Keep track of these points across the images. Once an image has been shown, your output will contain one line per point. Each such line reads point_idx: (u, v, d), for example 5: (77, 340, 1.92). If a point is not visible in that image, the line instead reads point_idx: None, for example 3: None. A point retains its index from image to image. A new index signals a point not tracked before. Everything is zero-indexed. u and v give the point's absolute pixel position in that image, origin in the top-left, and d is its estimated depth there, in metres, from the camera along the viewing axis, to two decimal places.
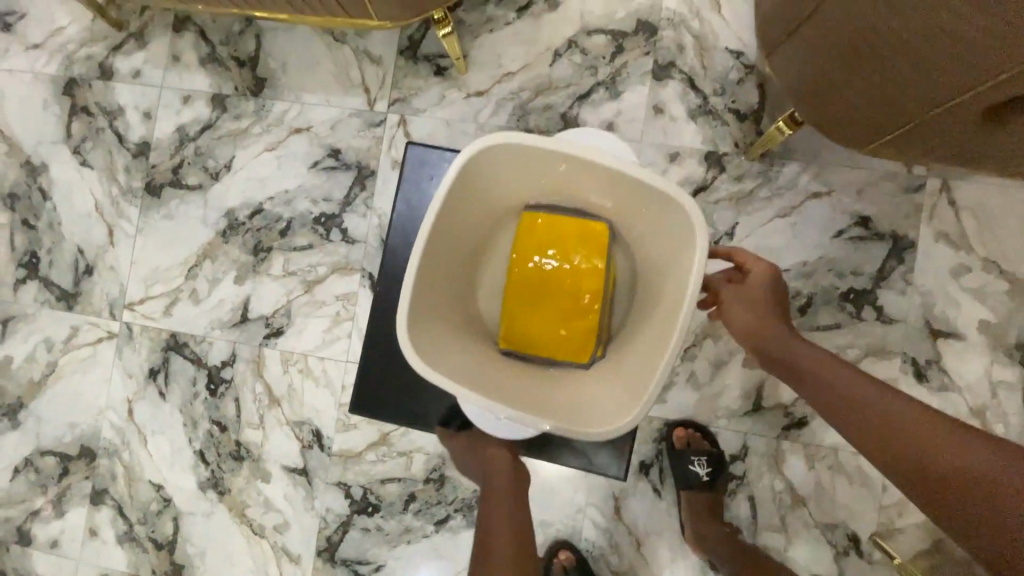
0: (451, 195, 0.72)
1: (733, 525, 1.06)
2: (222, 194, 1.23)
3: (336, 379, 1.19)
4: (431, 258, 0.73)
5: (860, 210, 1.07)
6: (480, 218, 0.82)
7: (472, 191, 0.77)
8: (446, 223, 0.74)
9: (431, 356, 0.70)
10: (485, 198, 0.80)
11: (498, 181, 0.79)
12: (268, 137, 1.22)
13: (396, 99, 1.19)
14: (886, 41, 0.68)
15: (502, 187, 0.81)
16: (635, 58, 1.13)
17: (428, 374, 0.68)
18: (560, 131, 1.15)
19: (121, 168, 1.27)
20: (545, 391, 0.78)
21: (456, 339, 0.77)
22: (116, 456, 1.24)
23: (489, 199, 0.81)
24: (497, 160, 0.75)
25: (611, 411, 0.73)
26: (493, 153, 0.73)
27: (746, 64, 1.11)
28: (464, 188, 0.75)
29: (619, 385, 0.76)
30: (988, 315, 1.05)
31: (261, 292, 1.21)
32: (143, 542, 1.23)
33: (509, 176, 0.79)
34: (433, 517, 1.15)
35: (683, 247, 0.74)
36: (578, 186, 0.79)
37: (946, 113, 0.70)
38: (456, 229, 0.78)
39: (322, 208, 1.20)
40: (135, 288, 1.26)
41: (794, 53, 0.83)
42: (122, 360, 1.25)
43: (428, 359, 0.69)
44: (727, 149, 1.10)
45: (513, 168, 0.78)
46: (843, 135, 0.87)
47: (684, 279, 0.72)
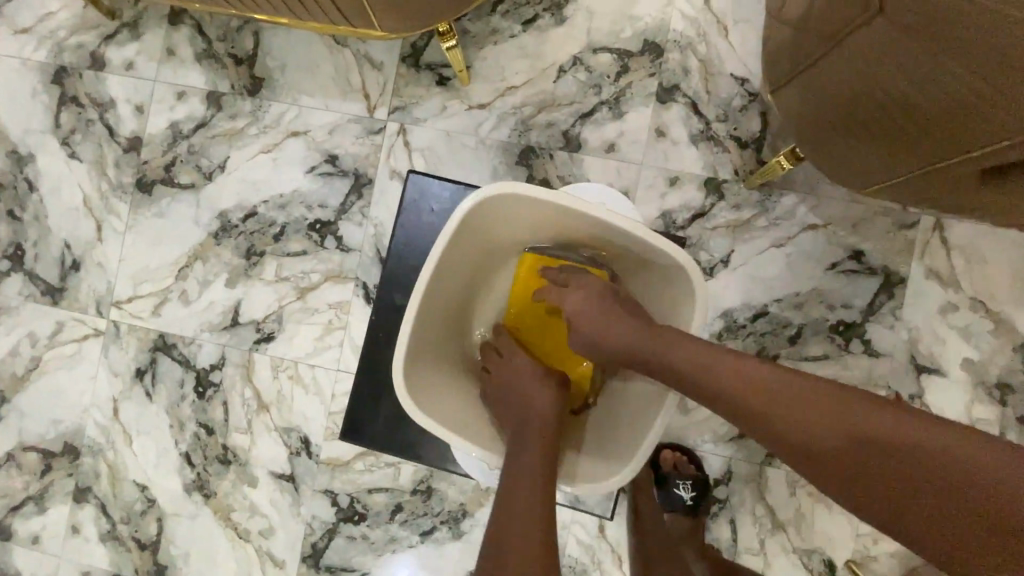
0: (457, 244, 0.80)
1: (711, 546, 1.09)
2: (215, 194, 1.21)
3: (326, 387, 1.18)
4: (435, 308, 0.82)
5: (855, 244, 1.08)
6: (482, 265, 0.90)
7: (477, 234, 0.85)
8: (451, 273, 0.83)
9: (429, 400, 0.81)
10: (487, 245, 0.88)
11: (501, 224, 0.87)
12: (263, 139, 1.20)
13: (397, 107, 1.17)
14: (891, 97, 0.67)
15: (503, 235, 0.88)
16: (640, 79, 1.12)
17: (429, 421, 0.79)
18: (561, 149, 1.14)
19: (112, 162, 1.24)
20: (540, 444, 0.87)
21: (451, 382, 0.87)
22: (100, 454, 1.24)
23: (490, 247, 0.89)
24: (501, 207, 0.82)
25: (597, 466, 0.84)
26: (498, 201, 0.80)
27: (751, 91, 1.10)
28: (468, 233, 0.83)
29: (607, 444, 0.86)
30: (972, 352, 1.07)
31: (253, 297, 1.20)
32: (126, 541, 1.23)
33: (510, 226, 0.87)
34: (419, 528, 1.16)
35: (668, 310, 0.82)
36: (578, 230, 0.87)
37: (943, 169, 0.70)
38: (458, 272, 0.87)
39: (317, 215, 1.19)
40: (123, 286, 1.24)
41: (798, 94, 0.83)
42: (108, 358, 1.23)
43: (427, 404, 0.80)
44: (727, 176, 1.11)
45: (517, 213, 0.85)
46: (843, 177, 0.87)
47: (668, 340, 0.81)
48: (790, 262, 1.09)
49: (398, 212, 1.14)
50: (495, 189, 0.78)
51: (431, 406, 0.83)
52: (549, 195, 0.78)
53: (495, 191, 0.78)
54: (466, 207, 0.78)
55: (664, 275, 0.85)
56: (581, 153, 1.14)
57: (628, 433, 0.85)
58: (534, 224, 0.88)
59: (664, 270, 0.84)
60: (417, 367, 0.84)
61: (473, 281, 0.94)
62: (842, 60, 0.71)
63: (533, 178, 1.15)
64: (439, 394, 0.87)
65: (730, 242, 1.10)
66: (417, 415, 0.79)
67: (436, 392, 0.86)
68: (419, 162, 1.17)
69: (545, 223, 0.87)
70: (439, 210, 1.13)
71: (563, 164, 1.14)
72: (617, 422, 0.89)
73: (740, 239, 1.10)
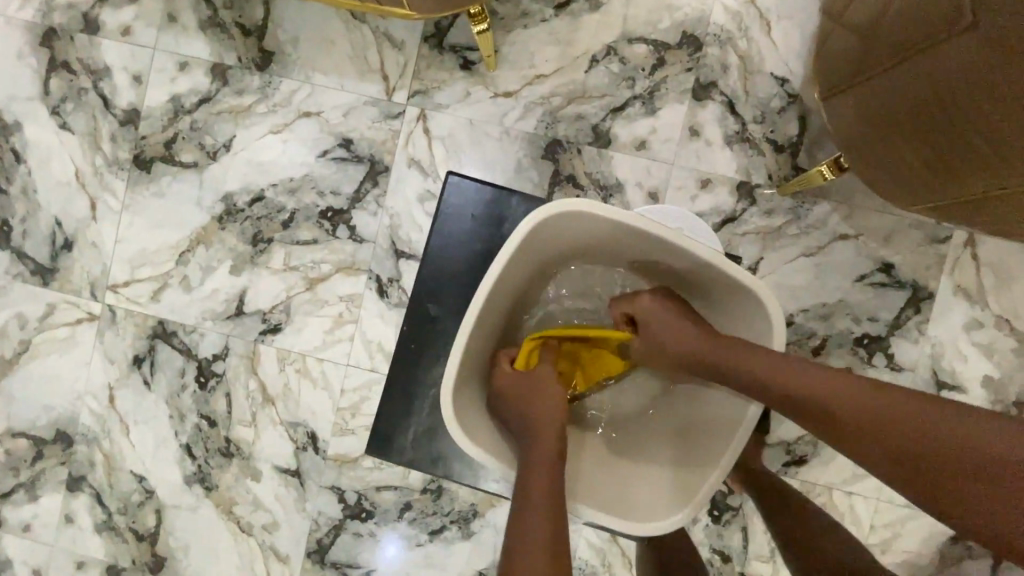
0: (512, 258, 0.78)
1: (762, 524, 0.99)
2: (219, 174, 1.14)
3: (335, 382, 1.14)
4: (480, 329, 0.81)
5: (885, 257, 1.06)
6: (527, 278, 0.88)
7: (533, 251, 0.83)
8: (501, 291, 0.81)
9: (475, 433, 0.80)
10: (538, 258, 0.86)
11: (557, 240, 0.84)
12: (273, 118, 1.13)
13: (417, 91, 1.11)
14: (960, 119, 0.64)
15: (556, 248, 0.86)
16: (676, 74, 1.07)
17: (478, 454, 0.78)
18: (590, 144, 1.09)
19: (107, 136, 1.16)
20: (598, 474, 0.87)
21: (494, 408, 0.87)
22: (95, 443, 1.19)
23: (540, 259, 0.87)
24: (561, 225, 0.80)
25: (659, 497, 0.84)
26: (559, 219, 0.78)
27: (790, 92, 1.06)
28: (525, 251, 0.80)
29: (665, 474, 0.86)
30: (993, 370, 1.06)
31: (260, 286, 1.14)
32: (123, 532, 1.19)
33: (564, 239, 0.85)
34: (427, 527, 1.14)
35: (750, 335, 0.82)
36: (637, 249, 0.85)
37: (997, 200, 0.68)
38: (509, 288, 0.85)
39: (329, 202, 1.13)
40: (120, 268, 1.17)
41: (852, 106, 0.80)
42: (104, 344, 1.17)
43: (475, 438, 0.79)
44: (760, 180, 1.07)
45: (569, 232, 0.83)
46: (890, 192, 0.83)
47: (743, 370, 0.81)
48: (819, 271, 1.07)
49: (435, 217, 1.10)
50: (557, 206, 0.76)
51: (477, 436, 0.80)
52: (615, 214, 0.76)
53: (556, 209, 0.75)
54: (531, 225, 0.75)
55: (724, 297, 0.84)
56: (611, 149, 1.09)
57: (692, 463, 0.85)
58: (591, 240, 0.86)
59: (726, 294, 0.84)
60: (465, 392, 0.82)
61: (519, 299, 0.91)
62: (910, 75, 0.68)
63: (560, 174, 1.10)
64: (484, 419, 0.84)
65: (759, 249, 1.07)
66: (469, 446, 0.77)
67: (481, 417, 0.84)
68: (438, 151, 1.11)
69: (604, 240, 0.85)
70: (480, 217, 1.08)
71: (591, 160, 1.09)
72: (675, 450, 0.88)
73: (769, 247, 1.07)
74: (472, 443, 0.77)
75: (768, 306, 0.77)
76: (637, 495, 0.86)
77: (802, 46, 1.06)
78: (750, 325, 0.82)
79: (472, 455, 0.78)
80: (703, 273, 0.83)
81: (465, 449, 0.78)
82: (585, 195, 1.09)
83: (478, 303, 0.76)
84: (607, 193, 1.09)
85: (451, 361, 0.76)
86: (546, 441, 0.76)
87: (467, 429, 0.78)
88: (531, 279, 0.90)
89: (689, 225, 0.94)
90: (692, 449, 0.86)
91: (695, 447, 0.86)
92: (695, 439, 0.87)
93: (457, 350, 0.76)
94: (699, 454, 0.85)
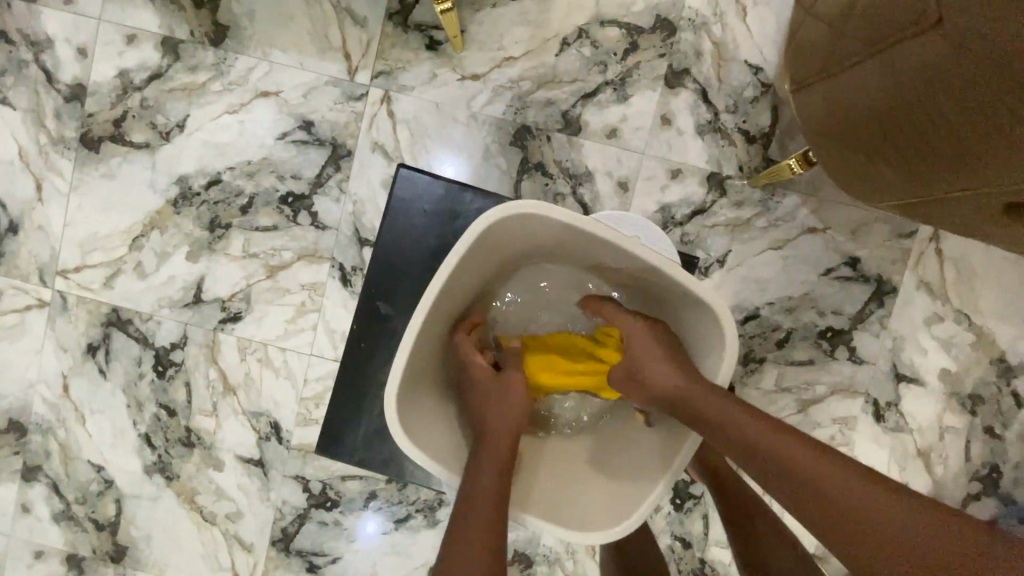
0: (464, 257, 0.75)
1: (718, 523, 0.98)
2: (173, 155, 1.09)
3: (298, 372, 1.12)
4: (428, 328, 0.78)
5: (852, 251, 1.06)
6: (482, 275, 0.86)
7: (484, 252, 0.80)
8: (452, 290, 0.79)
9: (421, 437, 0.78)
10: (495, 255, 0.83)
11: (516, 239, 0.82)
12: (229, 97, 1.07)
13: (381, 72, 1.06)
14: (927, 119, 0.62)
15: (514, 246, 0.84)
16: (649, 59, 1.04)
17: (422, 459, 0.76)
18: (560, 131, 1.06)
19: (51, 113, 1.09)
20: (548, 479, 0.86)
21: (444, 410, 0.85)
22: (49, 433, 1.15)
23: (497, 256, 0.84)
24: (514, 226, 0.77)
25: (604, 506, 0.83)
26: (510, 221, 0.76)
27: (764, 81, 1.04)
28: (476, 253, 0.78)
29: (614, 481, 0.85)
30: (949, 363, 1.07)
31: (218, 273, 1.11)
32: (81, 522, 1.17)
33: (522, 238, 0.82)
34: (393, 515, 1.14)
35: (708, 346, 0.80)
36: (592, 251, 0.83)
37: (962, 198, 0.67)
38: (461, 287, 0.83)
39: (289, 186, 1.08)
40: (70, 253, 1.12)
41: (820, 102, 0.78)
42: (55, 331, 1.13)
43: (420, 442, 0.78)
44: (730, 172, 1.05)
45: (528, 232, 0.80)
46: (857, 187, 0.82)
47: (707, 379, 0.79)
48: (786, 265, 1.07)
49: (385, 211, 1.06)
50: (515, 206, 0.73)
51: (425, 438, 0.79)
52: (565, 216, 0.73)
53: (503, 212, 0.73)
54: (480, 228, 0.73)
55: (680, 304, 0.82)
56: (581, 137, 1.06)
57: (641, 471, 0.84)
58: (545, 240, 0.83)
59: (681, 301, 0.82)
60: (413, 394, 0.80)
61: (475, 295, 0.89)
62: (880, 71, 0.66)
63: (528, 162, 1.07)
64: (433, 421, 0.82)
65: (727, 241, 1.07)
66: (414, 451, 0.76)
67: (431, 421, 0.82)
68: (403, 136, 1.07)
69: (560, 241, 0.83)
70: (433, 212, 1.05)
71: (561, 147, 1.06)
72: (628, 456, 0.87)
73: (738, 239, 1.06)
74: (416, 446, 0.76)
75: (723, 317, 0.75)
76: (583, 501, 0.84)
77: (777, 34, 1.03)
78: (705, 334, 0.80)
79: (417, 459, 0.76)
80: (664, 282, 0.81)
81: (410, 452, 0.76)
82: (553, 183, 1.07)
83: (423, 308, 0.74)
84: (576, 182, 1.07)
85: (396, 366, 0.74)
86: (502, 435, 0.76)
87: (413, 433, 0.77)
88: (487, 278, 0.88)
89: (647, 233, 0.90)
90: (643, 456, 0.85)
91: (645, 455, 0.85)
92: (647, 446, 0.86)
93: (402, 355, 0.74)
94: (651, 463, 0.83)
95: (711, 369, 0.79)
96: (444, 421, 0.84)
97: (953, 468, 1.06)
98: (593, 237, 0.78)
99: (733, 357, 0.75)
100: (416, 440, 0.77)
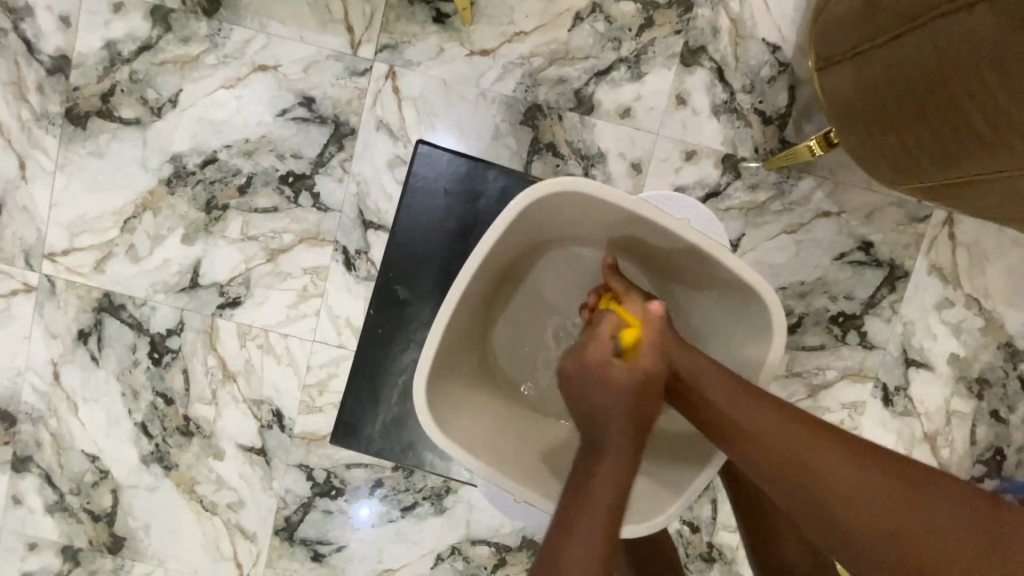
0: (500, 235, 0.74)
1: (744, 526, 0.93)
2: (166, 133, 1.04)
3: (301, 359, 1.08)
4: (461, 308, 0.77)
5: (866, 235, 1.05)
6: (516, 254, 0.84)
7: (516, 233, 0.78)
8: (486, 267, 0.77)
9: (449, 426, 0.76)
10: (532, 234, 0.82)
11: (553, 219, 0.80)
12: (224, 71, 1.02)
13: (386, 46, 1.02)
14: (965, 94, 0.60)
15: (551, 227, 0.83)
16: (664, 36, 1.01)
17: (451, 448, 0.74)
18: (572, 110, 1.03)
19: (34, 86, 1.03)
20: None
21: (473, 400, 0.83)
22: (40, 423, 1.11)
23: (533, 236, 0.83)
24: (549, 204, 0.76)
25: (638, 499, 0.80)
26: (545, 200, 0.74)
27: (781, 60, 1.01)
28: (510, 234, 0.76)
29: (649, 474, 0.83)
30: (959, 349, 1.07)
31: (215, 256, 1.06)
32: (75, 513, 1.13)
33: (561, 218, 0.81)
34: (400, 503, 1.12)
35: (754, 333, 0.78)
36: (629, 232, 0.81)
37: (989, 181, 0.65)
38: (491, 270, 0.80)
39: (290, 166, 1.04)
40: (57, 235, 1.07)
41: (849, 80, 0.75)
42: (44, 318, 1.08)
43: (449, 431, 0.75)
44: (745, 154, 1.03)
45: (566, 211, 0.79)
46: (883, 173, 0.80)
47: (754, 366, 0.77)
48: (800, 249, 1.05)
49: (405, 188, 1.00)
50: (553, 184, 0.71)
51: (454, 428, 0.76)
52: (606, 193, 0.72)
53: (539, 189, 0.71)
54: (514, 209, 0.71)
55: (724, 290, 0.80)
56: (594, 116, 1.03)
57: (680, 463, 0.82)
58: (582, 220, 0.81)
59: (723, 285, 0.80)
60: (441, 379, 0.78)
61: (506, 277, 0.87)
62: (917, 47, 0.63)
63: (539, 142, 1.03)
64: (461, 410, 0.80)
65: (741, 225, 1.05)
66: (443, 439, 0.73)
67: (460, 412, 0.80)
68: (409, 113, 1.03)
69: (595, 222, 0.81)
70: (454, 193, 0.98)
71: (572, 127, 1.03)
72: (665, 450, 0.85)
73: (751, 223, 1.05)
74: (445, 436, 0.73)
75: (767, 297, 0.73)
76: None
77: (796, 11, 1.00)
78: (747, 317, 0.79)
79: (446, 448, 0.74)
80: (705, 266, 0.79)
81: (438, 442, 0.74)
82: (565, 165, 1.04)
83: (456, 290, 0.72)
84: (588, 163, 1.04)
85: (426, 349, 0.72)
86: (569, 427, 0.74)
87: (438, 416, 0.75)
88: (518, 260, 0.86)
89: (695, 215, 0.91)
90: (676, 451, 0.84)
91: (672, 466, 0.83)
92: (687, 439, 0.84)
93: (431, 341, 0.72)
94: (679, 474, 0.81)
95: (757, 354, 0.77)
96: (471, 404, 0.82)
97: (958, 451, 1.07)
98: (634, 216, 0.76)
99: (782, 339, 0.74)
100: (446, 433, 0.74)
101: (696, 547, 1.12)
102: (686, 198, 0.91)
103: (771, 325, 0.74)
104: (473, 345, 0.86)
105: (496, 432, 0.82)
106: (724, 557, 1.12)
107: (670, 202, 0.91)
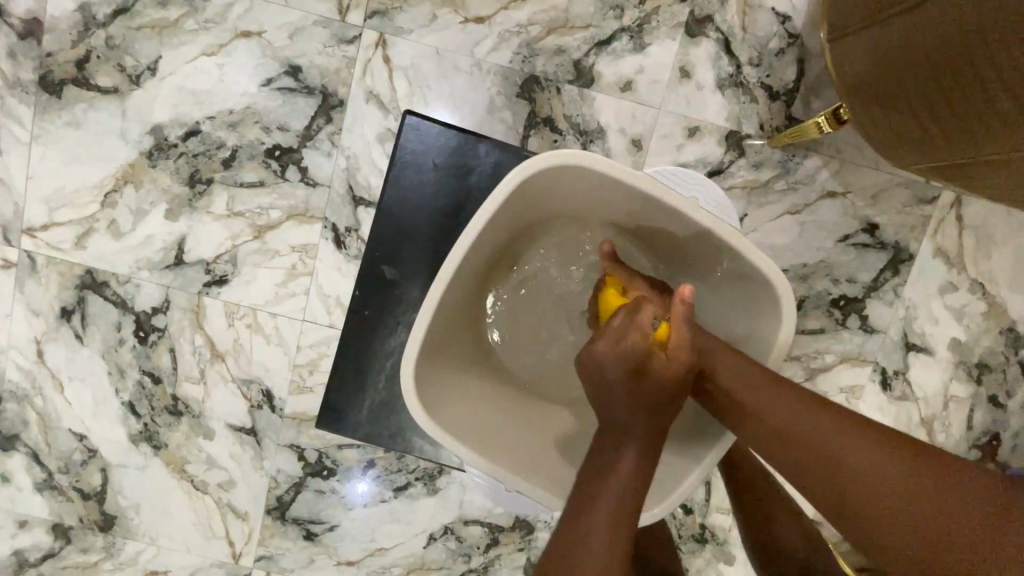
0: (499, 209, 0.71)
1: (745, 521, 0.91)
2: (146, 103, 0.99)
3: (290, 339, 1.06)
4: (457, 281, 0.75)
5: (871, 217, 1.02)
6: (514, 229, 0.82)
7: (511, 211, 0.75)
8: (484, 241, 0.75)
9: (438, 411, 0.74)
10: (532, 209, 0.79)
11: (554, 196, 0.78)
12: (205, 37, 0.97)
13: (376, 11, 0.97)
14: (980, 67, 0.57)
15: (551, 203, 0.80)
16: (669, 5, 0.96)
17: (441, 435, 0.72)
18: (570, 82, 0.98)
19: (5, 51, 0.98)
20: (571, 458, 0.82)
21: (464, 382, 0.81)
22: (26, 402, 1.09)
23: (534, 211, 0.80)
24: (550, 180, 0.73)
25: None
26: (543, 175, 0.71)
27: (791, 32, 0.97)
28: (506, 210, 0.74)
29: None
30: (960, 333, 1.01)
31: (201, 233, 1.03)
32: (65, 492, 1.12)
33: (563, 194, 0.78)
34: (393, 483, 1.11)
35: (757, 320, 0.76)
36: (631, 210, 0.79)
37: (993, 162, 0.63)
38: (485, 248, 0.78)
39: (276, 139, 1.00)
40: (36, 210, 1.03)
41: (865, 49, 0.71)
42: (25, 294, 1.05)
43: (438, 417, 0.74)
44: (750, 131, 0.99)
45: (567, 188, 0.76)
46: (897, 154, 0.77)
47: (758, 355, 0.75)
48: (802, 230, 1.02)
49: (392, 164, 0.98)
50: (556, 157, 0.68)
51: (445, 414, 0.75)
52: (610, 168, 0.69)
53: (543, 161, 0.68)
54: (508, 185, 0.68)
55: (726, 275, 0.79)
56: (593, 89, 0.98)
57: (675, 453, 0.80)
58: (583, 198, 0.79)
59: (724, 270, 0.78)
60: (428, 362, 0.76)
61: (504, 254, 0.85)
62: (927, 18, 0.60)
63: (536, 116, 0.99)
64: (452, 396, 0.78)
65: (744, 205, 1.02)
66: (434, 429, 0.72)
67: (450, 398, 0.78)
68: (400, 84, 0.98)
69: (597, 199, 0.78)
70: (444, 165, 0.98)
71: (571, 100, 0.99)
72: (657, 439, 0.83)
73: (755, 201, 1.01)
74: (436, 424, 0.72)
75: (774, 283, 0.71)
76: None
77: None
78: (753, 298, 0.76)
79: (437, 437, 0.72)
80: (710, 250, 0.76)
81: (429, 431, 0.72)
82: (563, 140, 1.00)
83: (448, 270, 0.70)
84: (588, 139, 1.00)
85: (414, 332, 0.70)
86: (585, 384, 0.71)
87: (426, 401, 0.73)
88: (515, 237, 0.84)
89: (705, 196, 0.88)
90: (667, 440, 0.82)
91: None
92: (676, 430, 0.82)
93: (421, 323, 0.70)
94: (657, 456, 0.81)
95: (761, 342, 0.75)
96: (461, 388, 0.80)
97: (954, 436, 1.00)
98: (637, 195, 0.73)
99: (791, 322, 0.71)
100: (436, 418, 0.73)
101: (693, 529, 1.13)
102: (691, 175, 0.89)
103: (779, 313, 0.72)
104: (466, 324, 0.83)
105: (488, 417, 0.80)
106: (716, 538, 1.12)
107: (675, 181, 0.89)
